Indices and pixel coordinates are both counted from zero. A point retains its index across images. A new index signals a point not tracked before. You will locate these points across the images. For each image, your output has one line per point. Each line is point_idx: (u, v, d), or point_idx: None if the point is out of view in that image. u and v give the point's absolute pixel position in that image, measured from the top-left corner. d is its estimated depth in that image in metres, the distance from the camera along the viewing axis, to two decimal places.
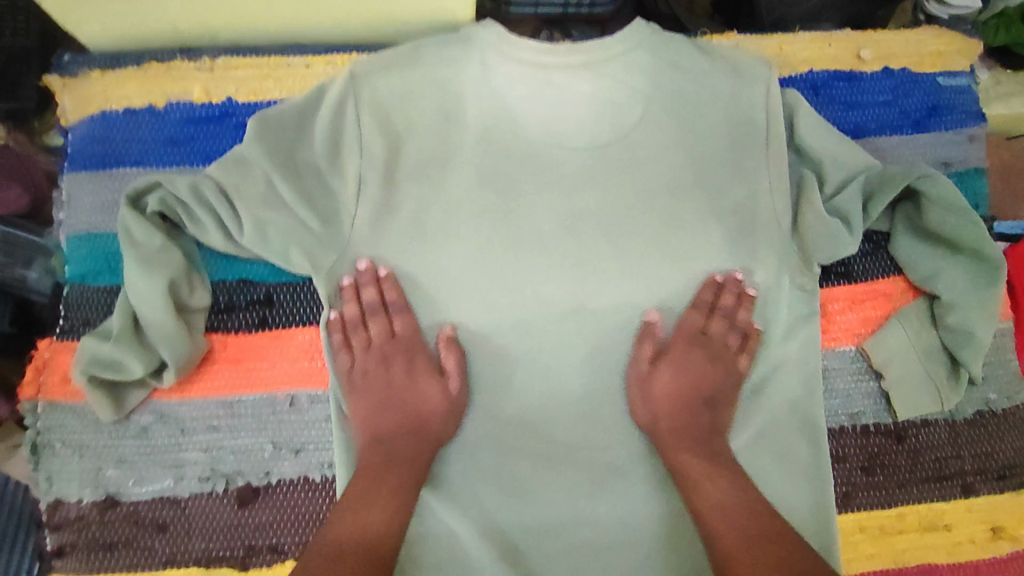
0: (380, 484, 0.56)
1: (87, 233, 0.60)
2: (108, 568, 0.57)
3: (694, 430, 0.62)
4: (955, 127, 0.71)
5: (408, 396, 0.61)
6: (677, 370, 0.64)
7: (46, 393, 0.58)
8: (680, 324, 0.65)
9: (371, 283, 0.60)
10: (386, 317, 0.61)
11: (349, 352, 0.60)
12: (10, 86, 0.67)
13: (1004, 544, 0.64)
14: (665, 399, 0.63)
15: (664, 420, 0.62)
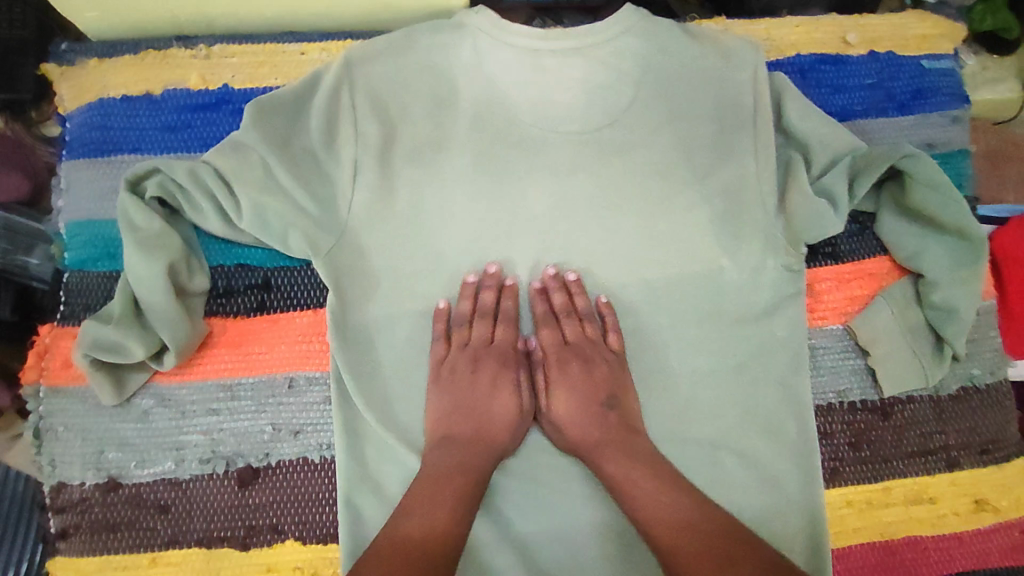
0: (446, 483, 0.56)
1: (86, 220, 0.61)
2: (111, 549, 0.58)
3: (610, 434, 0.60)
4: (939, 110, 0.72)
5: (490, 404, 0.61)
6: (566, 382, 0.63)
7: (47, 378, 0.59)
8: (547, 338, 0.65)
9: (489, 286, 0.64)
10: (491, 324, 0.64)
11: (447, 354, 0.62)
12: (8, 79, 0.67)
13: (987, 515, 0.66)
14: (566, 414, 0.62)
15: (571, 430, 0.62)
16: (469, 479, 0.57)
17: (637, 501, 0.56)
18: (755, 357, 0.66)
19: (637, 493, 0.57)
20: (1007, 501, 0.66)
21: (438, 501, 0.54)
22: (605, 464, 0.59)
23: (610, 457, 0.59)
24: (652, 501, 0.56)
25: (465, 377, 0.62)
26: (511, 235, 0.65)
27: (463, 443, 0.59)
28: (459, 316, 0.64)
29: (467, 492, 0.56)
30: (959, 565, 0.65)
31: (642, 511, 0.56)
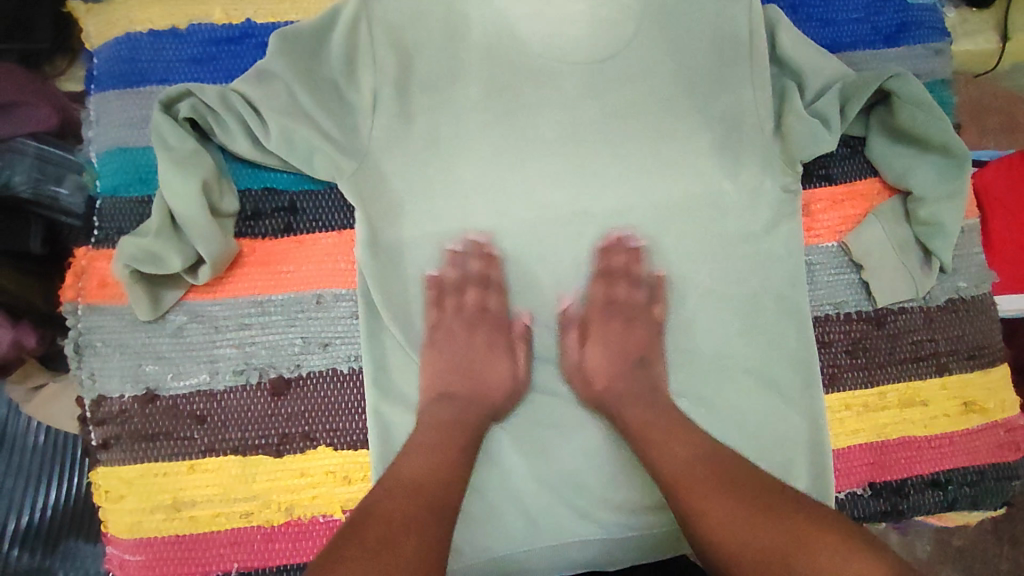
0: (444, 435, 0.58)
1: (118, 148, 0.63)
2: (150, 457, 0.60)
3: (637, 388, 0.64)
4: (922, 42, 0.76)
5: (484, 366, 0.64)
6: (609, 341, 0.66)
7: (85, 297, 0.61)
8: (590, 300, 0.68)
9: (478, 256, 0.66)
10: (480, 290, 0.66)
11: (442, 320, 0.65)
12: (26, 30, 0.75)
13: (975, 416, 0.70)
14: (602, 368, 0.65)
15: (602, 378, 0.64)
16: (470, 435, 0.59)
17: (656, 450, 0.57)
18: (755, 272, 0.69)
19: (654, 443, 0.58)
20: (993, 403, 0.71)
21: (440, 447, 0.56)
22: (633, 411, 0.61)
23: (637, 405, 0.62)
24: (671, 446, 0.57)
25: (459, 339, 0.64)
26: (523, 158, 0.68)
27: (464, 401, 0.61)
28: (449, 284, 0.66)
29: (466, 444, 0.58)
30: (951, 462, 0.69)
31: (659, 459, 0.57)
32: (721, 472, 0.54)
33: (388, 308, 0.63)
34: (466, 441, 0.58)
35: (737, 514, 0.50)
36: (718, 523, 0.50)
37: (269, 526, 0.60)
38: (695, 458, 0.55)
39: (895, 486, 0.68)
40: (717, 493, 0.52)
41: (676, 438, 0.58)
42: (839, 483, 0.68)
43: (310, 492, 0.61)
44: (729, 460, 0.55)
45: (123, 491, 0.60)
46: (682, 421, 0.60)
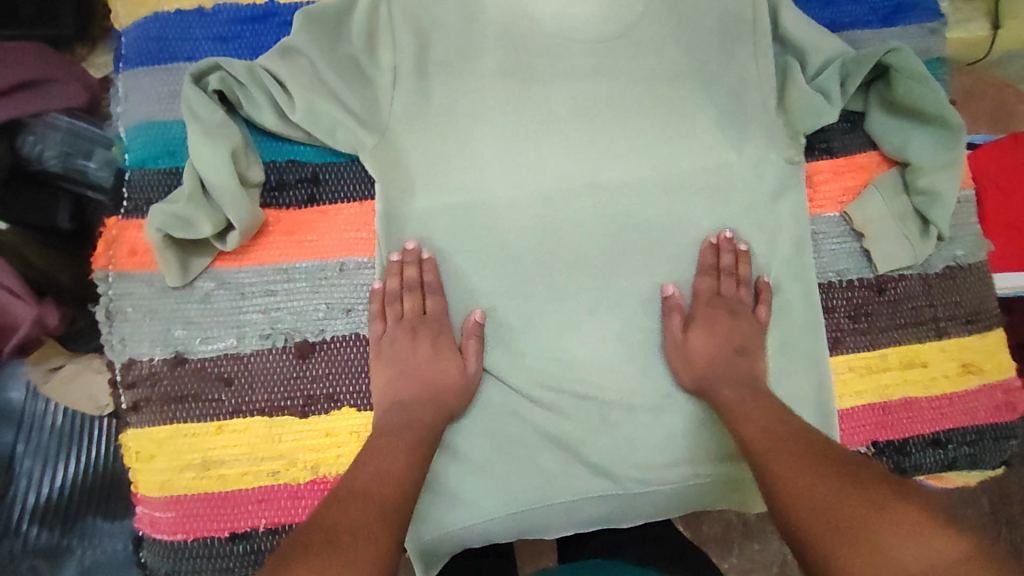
0: (402, 438, 0.58)
1: (146, 122, 0.66)
2: (180, 417, 0.62)
3: (736, 373, 0.65)
4: (918, 22, 0.80)
5: (434, 371, 0.63)
6: (729, 328, 0.67)
7: (116, 265, 0.63)
8: (698, 291, 0.70)
9: (411, 261, 0.65)
10: (421, 296, 0.65)
11: (386, 332, 0.64)
12: (50, 17, 0.77)
13: (973, 378, 0.73)
14: (702, 354, 0.66)
15: (700, 360, 0.66)
16: (424, 437, 0.59)
17: (745, 425, 0.59)
18: (759, 241, 0.72)
19: (746, 418, 0.59)
20: (989, 364, 0.74)
21: (390, 455, 0.56)
22: (723, 391, 0.63)
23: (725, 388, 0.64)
24: (757, 421, 0.58)
25: (405, 348, 0.63)
26: (537, 131, 0.70)
27: (412, 400, 0.61)
28: (390, 294, 0.65)
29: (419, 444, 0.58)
30: (950, 422, 0.72)
31: (746, 433, 0.58)
32: (804, 446, 0.53)
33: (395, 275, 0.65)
34: (420, 441, 0.58)
35: (818, 478, 0.49)
36: (799, 486, 0.49)
37: (296, 484, 0.62)
38: (778, 434, 0.56)
39: (897, 445, 0.71)
40: (801, 462, 0.51)
41: (762, 417, 0.59)
42: (843, 442, 0.71)
43: (335, 451, 0.62)
44: (809, 439, 0.55)
45: (155, 450, 0.61)
46: (772, 407, 0.60)
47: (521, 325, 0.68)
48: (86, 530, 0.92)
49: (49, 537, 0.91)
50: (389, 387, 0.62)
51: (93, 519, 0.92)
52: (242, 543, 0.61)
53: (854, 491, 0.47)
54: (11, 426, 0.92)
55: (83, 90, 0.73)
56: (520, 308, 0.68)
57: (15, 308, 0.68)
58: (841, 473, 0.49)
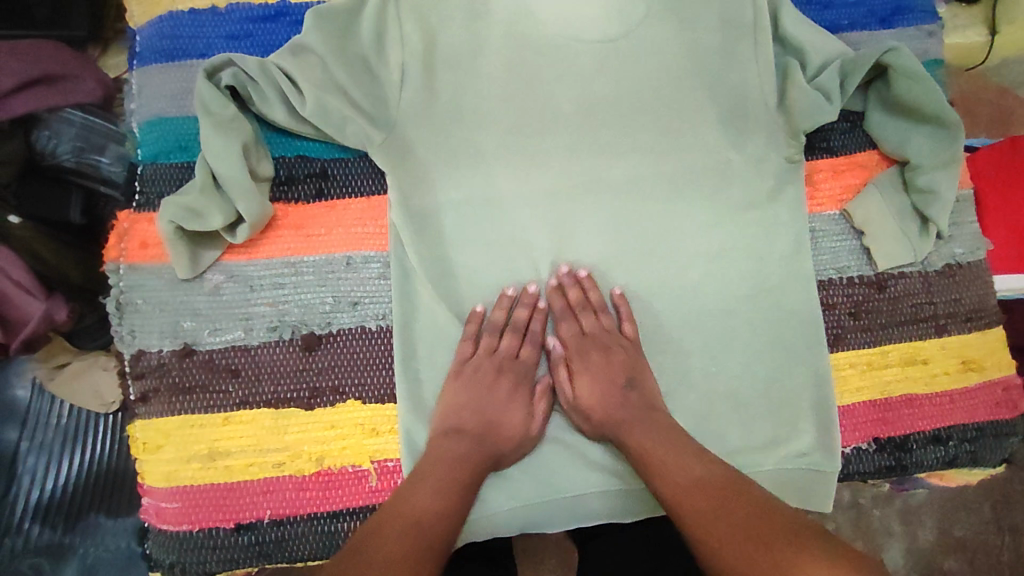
0: (452, 471, 0.59)
1: (159, 118, 0.67)
2: (187, 409, 0.62)
3: (631, 412, 0.64)
4: (916, 24, 0.81)
5: (506, 415, 0.64)
6: (595, 372, 0.66)
7: (127, 257, 0.63)
8: (565, 331, 0.69)
9: (525, 303, 0.68)
10: (519, 339, 0.67)
11: (474, 360, 0.65)
12: (62, 18, 0.78)
13: (973, 375, 0.74)
14: (591, 400, 0.65)
15: (595, 411, 0.65)
16: (470, 479, 0.59)
17: (663, 474, 0.58)
18: (760, 237, 0.73)
19: (659, 468, 0.59)
20: (990, 361, 0.74)
21: (428, 480, 0.57)
22: (637, 433, 0.62)
23: (638, 430, 0.62)
24: (671, 465, 0.58)
25: (485, 382, 0.64)
26: (540, 129, 0.72)
27: (476, 441, 0.62)
28: (491, 327, 0.67)
29: (467, 484, 0.59)
30: (950, 418, 0.73)
31: (662, 484, 0.58)
32: (716, 491, 0.55)
33: (424, 268, 0.67)
34: (468, 485, 0.59)
35: (731, 532, 0.50)
36: (714, 544, 0.50)
37: (301, 476, 0.62)
38: (693, 481, 0.56)
39: (898, 442, 0.71)
40: (705, 497, 0.54)
41: (681, 458, 0.59)
42: (845, 438, 0.71)
43: (340, 443, 0.63)
44: (726, 483, 0.55)
45: (162, 441, 0.61)
46: (683, 446, 0.60)
47: (526, 320, 0.69)
48: (88, 527, 0.91)
49: (51, 535, 0.90)
50: (465, 419, 0.63)
51: (95, 516, 0.92)
52: (247, 533, 0.61)
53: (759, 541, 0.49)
54: (17, 423, 0.93)
55: (97, 86, 0.74)
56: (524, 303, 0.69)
57: (23, 303, 0.70)
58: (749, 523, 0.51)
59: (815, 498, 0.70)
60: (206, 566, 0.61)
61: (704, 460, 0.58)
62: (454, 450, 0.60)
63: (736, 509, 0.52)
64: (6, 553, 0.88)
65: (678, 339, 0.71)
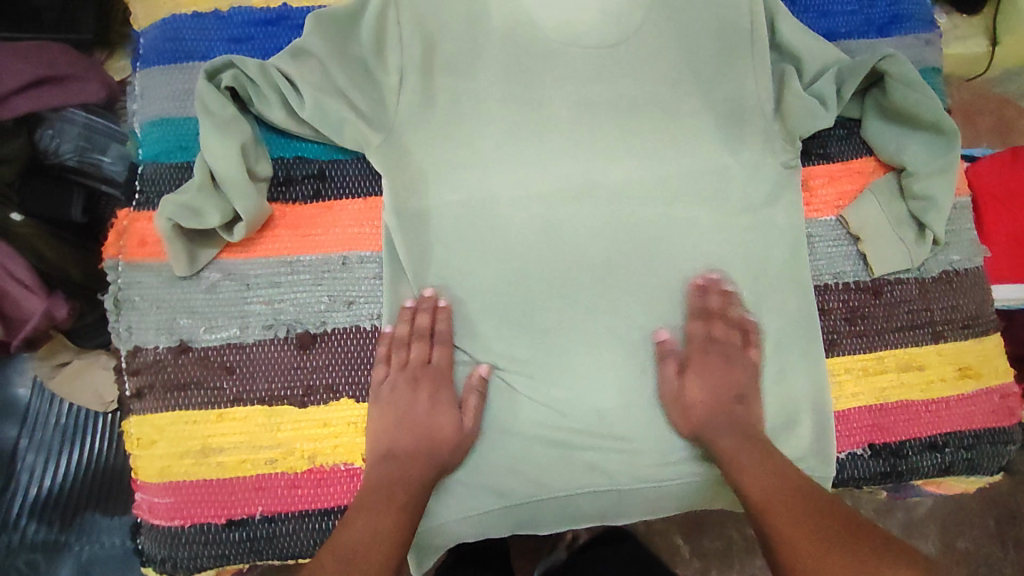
0: (386, 495, 0.58)
1: (161, 119, 0.68)
2: (182, 405, 0.62)
3: (728, 421, 0.66)
4: (913, 33, 0.81)
5: (431, 423, 0.63)
6: (711, 374, 0.68)
7: (126, 255, 0.64)
8: (687, 337, 0.69)
9: (426, 309, 0.66)
10: (428, 345, 0.65)
11: (388, 378, 0.64)
12: (70, 22, 0.79)
13: (970, 381, 0.73)
14: (699, 405, 0.67)
15: (696, 410, 0.66)
16: (410, 495, 0.59)
17: (744, 476, 0.62)
18: (757, 242, 0.73)
19: (743, 468, 0.62)
20: (987, 369, 0.74)
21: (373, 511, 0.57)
22: (724, 439, 0.64)
23: (730, 437, 0.64)
24: (755, 472, 0.62)
25: (404, 398, 0.63)
26: (539, 132, 0.72)
27: (409, 455, 0.61)
28: (398, 340, 0.65)
29: (408, 500, 0.59)
30: (947, 425, 0.72)
31: (748, 485, 0.61)
32: (804, 499, 0.59)
33: (410, 264, 0.67)
34: (409, 501, 0.59)
35: (832, 546, 0.55)
36: (815, 558, 0.55)
37: (292, 473, 0.62)
38: (779, 486, 0.60)
39: (894, 448, 0.71)
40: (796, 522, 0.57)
41: (760, 465, 0.62)
42: (840, 443, 0.71)
43: (332, 441, 0.63)
44: (812, 492, 0.60)
45: (155, 437, 0.62)
46: (767, 452, 0.64)
47: (522, 321, 0.69)
48: (84, 525, 0.92)
49: (48, 533, 0.91)
50: (393, 436, 0.62)
51: (91, 514, 0.93)
52: (239, 530, 0.61)
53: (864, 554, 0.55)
54: (18, 421, 0.95)
55: (101, 88, 0.75)
56: (520, 306, 0.69)
57: (23, 300, 0.70)
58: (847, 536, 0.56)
59: None
60: (197, 562, 0.61)
61: (783, 467, 0.62)
62: (380, 472, 0.60)
63: (830, 522, 0.57)
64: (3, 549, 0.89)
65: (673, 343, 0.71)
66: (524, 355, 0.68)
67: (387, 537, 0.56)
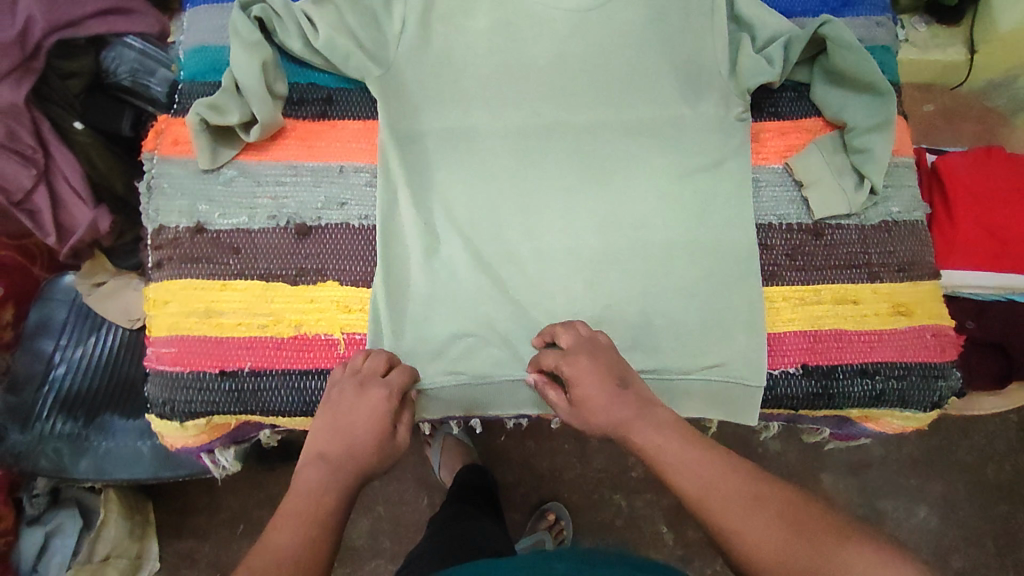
0: (315, 500, 0.60)
1: (200, 47, 0.81)
2: (193, 275, 0.75)
3: (623, 410, 0.65)
4: (864, 15, 0.90)
5: (362, 432, 0.65)
6: (584, 380, 0.67)
7: (160, 150, 0.77)
8: (545, 357, 0.71)
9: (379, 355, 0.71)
10: (383, 359, 0.71)
11: (340, 381, 0.69)
12: None
13: (903, 319, 0.80)
14: (593, 401, 0.66)
15: (598, 409, 0.66)
16: (329, 507, 0.60)
17: (679, 478, 0.61)
18: (704, 184, 0.81)
19: (672, 462, 0.62)
20: (920, 309, 0.80)
21: (303, 512, 0.59)
22: (647, 435, 0.64)
23: (649, 428, 0.65)
24: (688, 464, 0.62)
25: (346, 400, 0.67)
26: (515, 77, 0.82)
27: (338, 463, 0.63)
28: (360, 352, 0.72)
29: (325, 505, 0.60)
30: (878, 355, 0.79)
31: (682, 480, 0.61)
32: (745, 486, 0.60)
33: (414, 227, 0.77)
34: (327, 514, 0.59)
35: (768, 532, 0.56)
36: (757, 542, 0.56)
37: (280, 338, 0.74)
38: (714, 479, 0.60)
39: (825, 369, 0.78)
40: (741, 504, 0.58)
41: (692, 453, 0.63)
42: (773, 361, 0.78)
43: (317, 314, 0.74)
44: (755, 475, 0.61)
45: (168, 298, 0.74)
46: (695, 439, 0.64)
47: (489, 235, 0.79)
48: (104, 424, 1.00)
49: (72, 426, 0.99)
50: (332, 448, 0.64)
51: (111, 415, 1.01)
52: (228, 380, 0.73)
53: (801, 536, 0.55)
54: (54, 336, 1.03)
55: (156, 26, 0.92)
56: (487, 224, 0.79)
57: (78, 211, 0.87)
58: (787, 520, 0.57)
59: (741, 411, 0.79)
60: (191, 406, 0.73)
61: (718, 464, 0.62)
62: (309, 480, 0.61)
63: (768, 509, 0.58)
64: (33, 439, 0.96)
65: (623, 265, 0.79)
66: (491, 262, 0.78)
67: (296, 547, 0.56)
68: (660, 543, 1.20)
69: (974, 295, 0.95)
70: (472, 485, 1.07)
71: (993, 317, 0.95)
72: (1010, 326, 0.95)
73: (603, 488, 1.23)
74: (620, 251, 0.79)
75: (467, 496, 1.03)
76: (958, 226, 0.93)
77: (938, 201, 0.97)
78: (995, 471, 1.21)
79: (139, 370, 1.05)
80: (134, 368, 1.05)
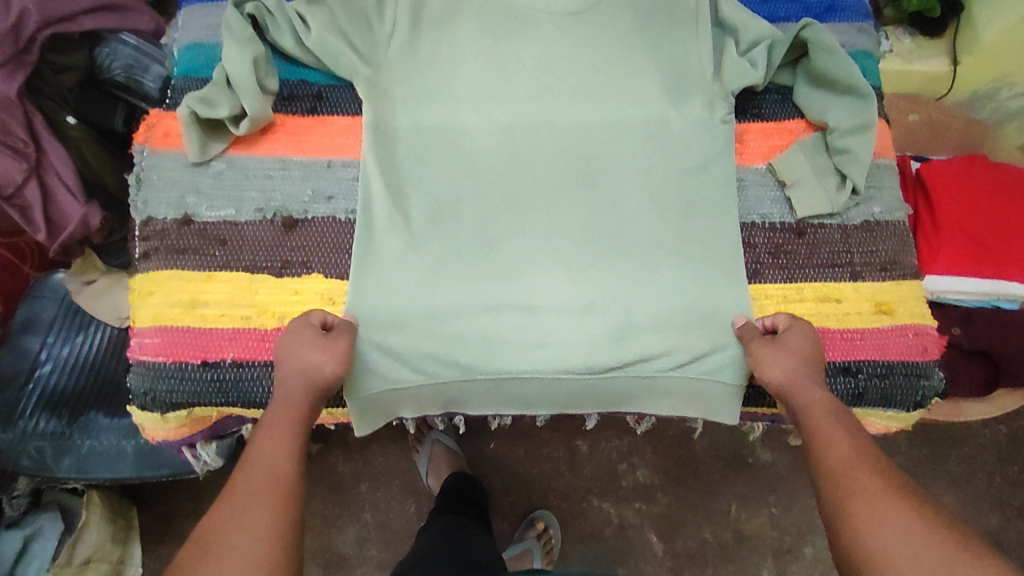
0: (279, 477, 0.60)
1: (193, 44, 0.83)
2: (179, 266, 0.76)
3: (799, 370, 0.70)
4: (846, 21, 0.92)
5: (295, 371, 0.68)
6: (810, 336, 0.73)
7: (151, 143, 0.79)
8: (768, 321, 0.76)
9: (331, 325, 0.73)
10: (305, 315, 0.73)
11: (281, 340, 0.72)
12: None
13: (885, 318, 0.80)
14: (790, 354, 0.71)
15: (788, 358, 0.71)
16: (293, 483, 0.60)
17: (830, 455, 0.62)
18: (690, 185, 0.82)
19: (825, 440, 0.64)
20: (901, 308, 0.81)
21: (260, 487, 0.59)
22: (808, 394, 0.68)
23: (814, 387, 0.68)
24: (832, 444, 0.63)
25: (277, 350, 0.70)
26: (504, 76, 0.83)
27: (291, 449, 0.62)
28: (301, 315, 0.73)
29: (287, 499, 0.59)
30: (859, 354, 0.79)
31: (827, 459, 0.62)
32: (888, 476, 0.59)
33: (398, 220, 0.78)
34: (286, 509, 0.58)
35: (897, 529, 0.55)
36: (881, 530, 0.55)
37: (263, 329, 0.74)
38: (857, 462, 0.61)
39: None
40: (879, 490, 0.58)
41: (843, 434, 0.64)
42: None
43: (301, 305, 0.75)
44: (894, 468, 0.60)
45: (153, 288, 0.75)
46: (852, 421, 0.65)
47: (477, 232, 0.79)
48: (87, 424, 0.97)
49: (55, 424, 0.96)
50: (273, 440, 0.62)
51: (95, 415, 0.98)
52: (211, 370, 0.74)
53: (928, 539, 0.54)
54: (41, 334, 1.01)
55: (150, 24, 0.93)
56: (473, 220, 0.80)
57: (68, 207, 0.88)
58: (916, 510, 0.56)
59: (719, 410, 0.80)
60: (172, 396, 0.74)
61: (870, 451, 0.62)
62: (252, 476, 0.59)
63: (904, 508, 0.56)
64: (15, 437, 0.94)
65: (610, 264, 0.79)
66: (475, 257, 0.79)
67: (254, 552, 0.55)
68: (649, 553, 1.19)
69: (958, 301, 0.95)
70: (461, 494, 1.06)
71: (979, 324, 0.94)
72: (997, 333, 0.94)
73: (594, 498, 1.22)
74: (605, 250, 0.80)
75: (456, 505, 1.02)
76: (942, 233, 0.93)
77: (922, 208, 0.97)
78: (985, 482, 1.21)
79: (123, 375, 1.01)
80: (119, 371, 1.01)
